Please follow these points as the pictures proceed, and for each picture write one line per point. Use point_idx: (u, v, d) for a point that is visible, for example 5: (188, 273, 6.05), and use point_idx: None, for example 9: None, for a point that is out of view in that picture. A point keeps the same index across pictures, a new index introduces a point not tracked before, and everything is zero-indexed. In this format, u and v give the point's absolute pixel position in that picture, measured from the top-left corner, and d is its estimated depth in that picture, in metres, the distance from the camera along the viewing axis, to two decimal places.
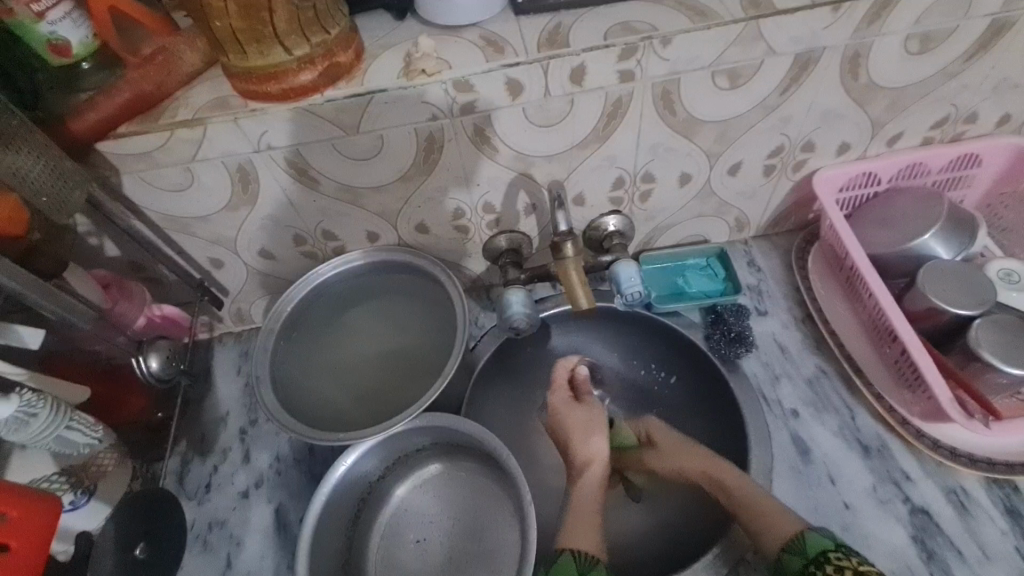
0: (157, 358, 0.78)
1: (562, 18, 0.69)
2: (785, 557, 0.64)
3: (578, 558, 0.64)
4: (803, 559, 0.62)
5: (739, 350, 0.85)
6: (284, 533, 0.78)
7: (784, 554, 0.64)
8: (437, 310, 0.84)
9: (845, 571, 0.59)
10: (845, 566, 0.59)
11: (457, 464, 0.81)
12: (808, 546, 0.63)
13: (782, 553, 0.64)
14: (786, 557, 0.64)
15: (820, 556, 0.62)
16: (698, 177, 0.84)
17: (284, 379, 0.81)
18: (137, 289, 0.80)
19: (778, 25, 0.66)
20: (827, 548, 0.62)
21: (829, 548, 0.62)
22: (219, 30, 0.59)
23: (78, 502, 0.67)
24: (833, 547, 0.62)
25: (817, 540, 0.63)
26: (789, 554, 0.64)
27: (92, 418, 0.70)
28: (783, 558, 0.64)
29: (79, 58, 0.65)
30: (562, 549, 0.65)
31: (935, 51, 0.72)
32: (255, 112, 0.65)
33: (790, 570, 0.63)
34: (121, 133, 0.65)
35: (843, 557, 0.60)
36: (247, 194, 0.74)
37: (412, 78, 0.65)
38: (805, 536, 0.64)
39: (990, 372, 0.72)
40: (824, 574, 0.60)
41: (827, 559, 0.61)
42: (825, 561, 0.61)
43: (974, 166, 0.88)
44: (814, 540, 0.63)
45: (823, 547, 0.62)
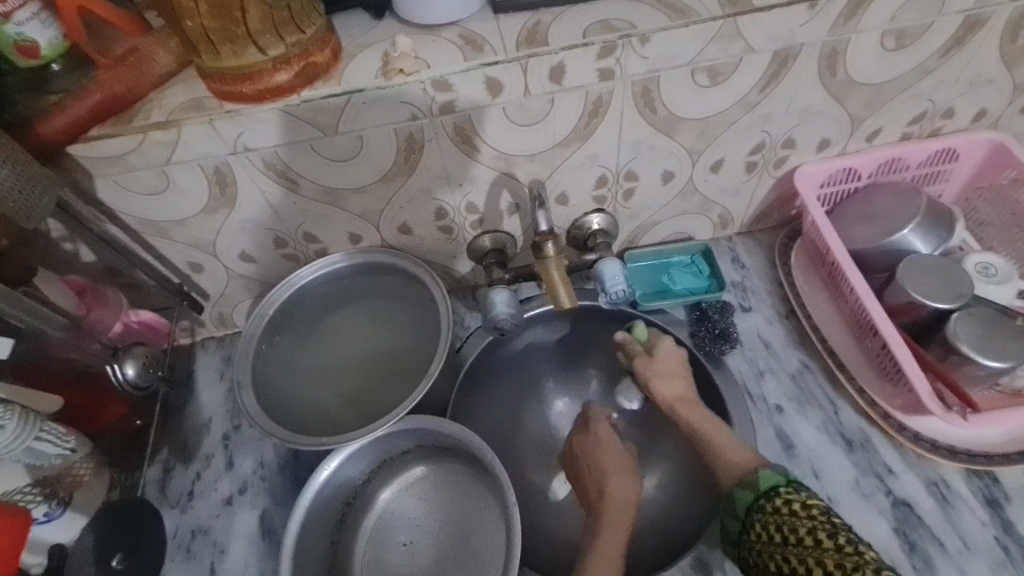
0: (134, 366, 0.76)
1: (541, 16, 0.69)
2: (739, 491, 0.65)
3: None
4: (754, 493, 0.64)
5: (723, 347, 0.86)
6: (269, 540, 0.77)
7: (738, 488, 0.66)
8: (421, 311, 0.84)
9: (793, 503, 0.60)
10: (794, 498, 0.60)
11: (443, 466, 0.81)
12: (761, 481, 0.64)
13: (735, 488, 0.66)
14: (739, 491, 0.65)
15: (770, 491, 0.62)
16: (681, 175, 0.84)
17: (268, 384, 0.80)
18: (114, 295, 0.79)
19: (756, 22, 0.67)
20: (778, 484, 0.63)
21: (781, 484, 0.63)
22: (190, 29, 0.58)
23: (52, 514, 0.67)
24: (784, 483, 0.63)
25: (769, 476, 0.64)
26: (742, 489, 0.65)
27: (64, 428, 0.69)
28: (737, 492, 0.65)
29: (49, 59, 0.64)
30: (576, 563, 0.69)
31: (910, 48, 0.73)
32: (230, 112, 0.64)
33: (741, 502, 0.64)
34: (92, 136, 0.64)
35: (792, 491, 0.61)
36: (225, 196, 0.73)
37: (390, 78, 0.65)
38: (759, 473, 0.65)
39: (969, 364, 0.73)
40: (773, 505, 0.61)
41: (776, 493, 0.61)
42: (774, 495, 0.61)
43: (951, 161, 0.89)
44: (767, 476, 0.64)
45: (775, 483, 0.62)
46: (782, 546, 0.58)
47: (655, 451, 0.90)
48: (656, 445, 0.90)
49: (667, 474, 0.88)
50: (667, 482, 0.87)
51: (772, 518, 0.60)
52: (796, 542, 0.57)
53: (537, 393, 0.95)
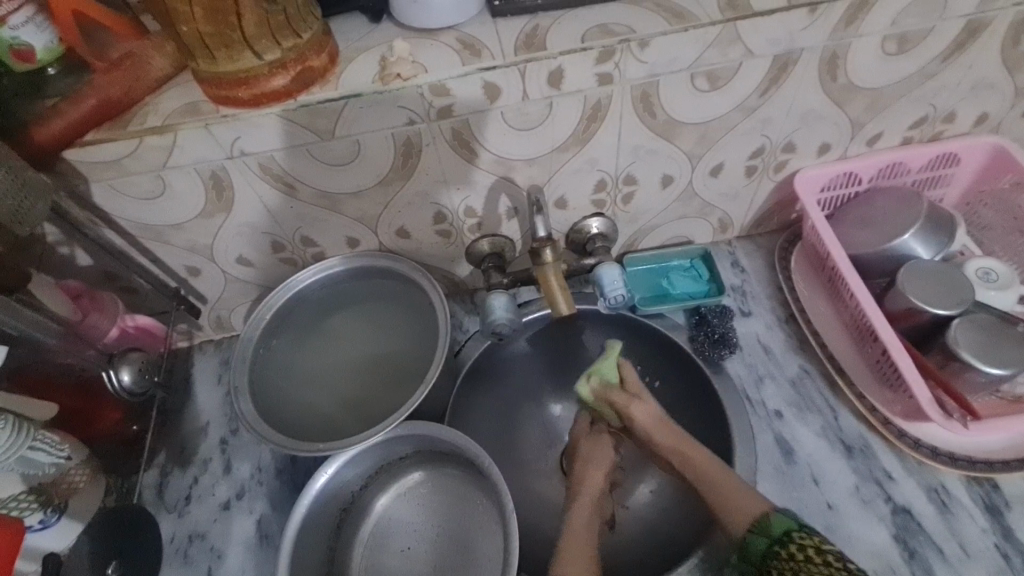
0: (129, 371, 0.75)
1: (539, 21, 0.68)
2: (750, 538, 0.63)
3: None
4: (767, 538, 0.62)
5: (723, 352, 0.85)
6: (266, 545, 0.77)
7: (749, 535, 0.63)
8: (419, 315, 0.83)
9: (808, 550, 0.58)
10: (809, 545, 0.59)
11: (441, 472, 0.80)
12: (772, 525, 0.62)
13: (747, 534, 0.64)
14: (752, 537, 0.63)
15: (783, 536, 0.61)
16: (680, 179, 0.84)
17: (266, 389, 0.79)
18: (110, 299, 0.79)
19: (756, 27, 0.66)
20: (790, 528, 0.61)
21: (794, 528, 0.61)
22: (186, 34, 0.58)
23: (48, 520, 0.66)
24: (797, 526, 0.61)
25: (782, 520, 0.62)
26: (754, 535, 0.63)
27: (58, 437, 0.69)
28: (749, 538, 0.63)
29: (45, 63, 0.64)
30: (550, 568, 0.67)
31: (912, 52, 0.72)
32: (226, 117, 0.64)
33: (755, 550, 0.62)
34: (87, 141, 0.63)
35: (806, 536, 0.59)
36: (222, 201, 0.73)
37: (387, 83, 0.64)
38: (769, 516, 0.63)
39: (970, 371, 0.72)
40: (788, 553, 0.59)
41: (790, 539, 0.60)
42: (788, 541, 0.60)
43: (952, 165, 0.89)
44: (779, 519, 0.62)
45: (788, 528, 0.61)
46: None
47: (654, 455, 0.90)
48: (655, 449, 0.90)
49: (666, 479, 0.87)
50: (665, 487, 0.87)
51: (789, 569, 0.58)
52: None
53: (535, 397, 0.95)
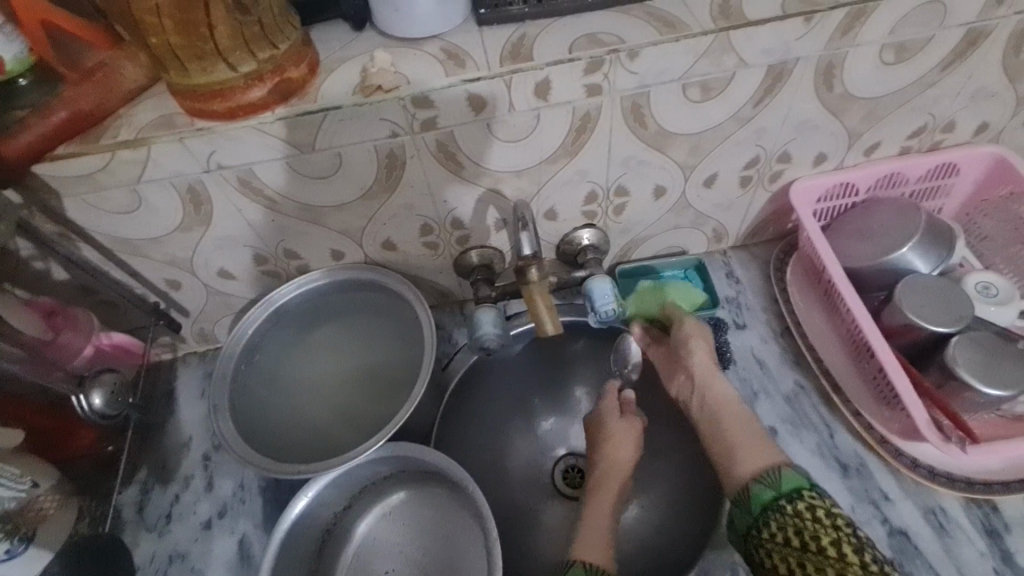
0: (101, 394, 0.73)
1: (527, 30, 0.66)
2: (756, 487, 0.55)
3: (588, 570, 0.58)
4: (775, 491, 0.54)
5: (715, 369, 0.84)
6: (247, 566, 0.75)
7: (755, 484, 0.55)
8: (406, 330, 0.81)
9: (817, 511, 0.51)
10: (818, 506, 0.52)
11: (424, 491, 0.78)
12: (782, 481, 0.54)
13: (750, 483, 0.56)
14: (755, 488, 0.55)
15: (792, 493, 0.53)
16: (673, 190, 0.82)
17: (247, 408, 0.77)
18: (84, 316, 0.76)
19: (749, 36, 0.64)
20: (801, 486, 0.54)
21: (805, 485, 0.54)
22: (157, 46, 0.55)
23: (14, 550, 0.64)
24: (807, 485, 0.54)
25: (793, 477, 0.55)
26: (759, 485, 0.55)
27: (19, 470, 0.67)
28: (751, 488, 0.56)
29: (14, 74, 0.61)
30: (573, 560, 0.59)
31: (910, 61, 0.70)
32: (201, 130, 0.62)
33: (757, 499, 0.55)
34: (58, 154, 0.61)
35: (817, 497, 0.53)
36: (200, 214, 0.71)
37: (367, 94, 0.62)
38: (779, 471, 0.55)
39: (968, 391, 0.70)
40: (795, 509, 0.52)
41: (800, 497, 0.53)
42: (797, 498, 0.53)
43: (951, 176, 0.87)
44: (790, 475, 0.55)
45: (800, 485, 0.53)
46: (801, 554, 0.49)
47: (648, 471, 0.88)
48: (648, 465, 0.88)
49: (658, 496, 0.86)
50: (657, 504, 0.85)
51: (794, 525, 0.51)
52: (816, 551, 0.49)
53: (526, 410, 0.93)
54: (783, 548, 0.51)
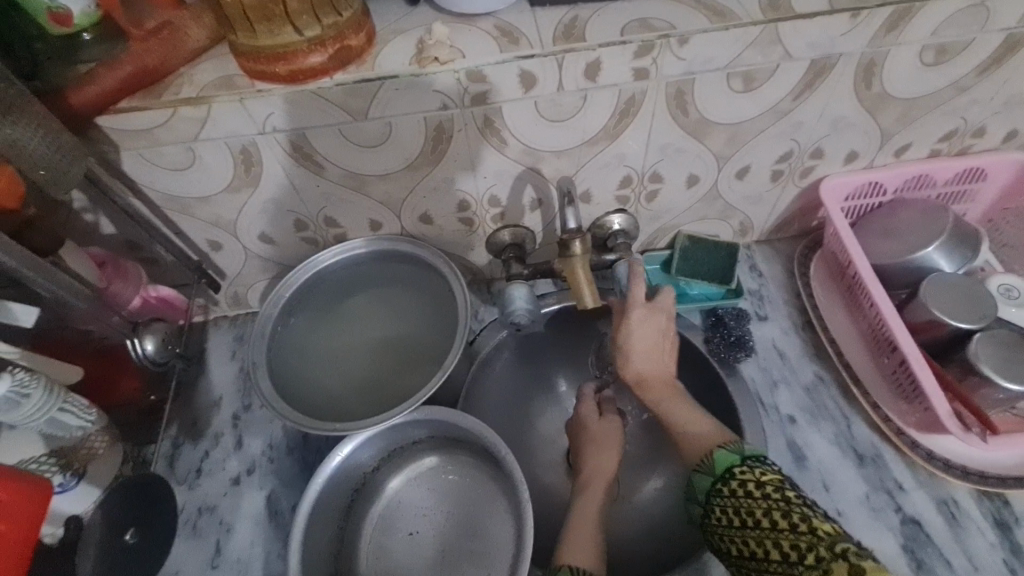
0: (153, 341, 0.74)
1: (579, 12, 0.68)
2: (696, 478, 0.57)
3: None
4: (712, 477, 0.55)
5: (738, 355, 0.85)
6: (275, 521, 0.77)
7: (693, 474, 0.57)
8: (437, 301, 0.83)
9: (748, 485, 0.52)
10: (750, 479, 0.52)
11: (453, 459, 0.81)
12: (716, 464, 0.56)
13: (693, 474, 0.58)
14: (698, 478, 0.57)
15: (726, 473, 0.54)
16: (706, 179, 0.84)
17: (281, 366, 0.80)
18: (134, 268, 0.79)
19: (797, 30, 0.66)
20: (733, 464, 0.55)
21: (736, 463, 0.54)
22: (228, 5, 0.58)
23: (66, 484, 0.67)
24: (738, 461, 0.55)
25: (725, 456, 0.56)
26: (701, 475, 0.57)
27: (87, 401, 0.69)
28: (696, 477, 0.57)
29: (81, 27, 0.62)
30: (561, 566, 0.61)
31: (950, 63, 0.72)
32: (262, 92, 0.64)
33: (700, 489, 0.56)
34: (122, 107, 0.63)
35: (747, 471, 0.53)
36: (249, 176, 0.73)
37: (424, 66, 0.64)
38: (713, 454, 0.57)
39: (988, 386, 0.73)
40: (729, 490, 0.53)
41: (733, 476, 0.54)
42: (730, 478, 0.54)
43: (978, 180, 0.88)
44: (721, 456, 0.56)
45: (729, 464, 0.54)
46: (745, 532, 0.51)
47: (662, 452, 0.90)
48: (664, 447, 0.90)
49: (676, 476, 0.88)
50: (673, 485, 0.87)
51: (732, 505, 0.52)
52: (755, 526, 0.50)
53: (546, 390, 0.95)
54: (729, 532, 0.52)
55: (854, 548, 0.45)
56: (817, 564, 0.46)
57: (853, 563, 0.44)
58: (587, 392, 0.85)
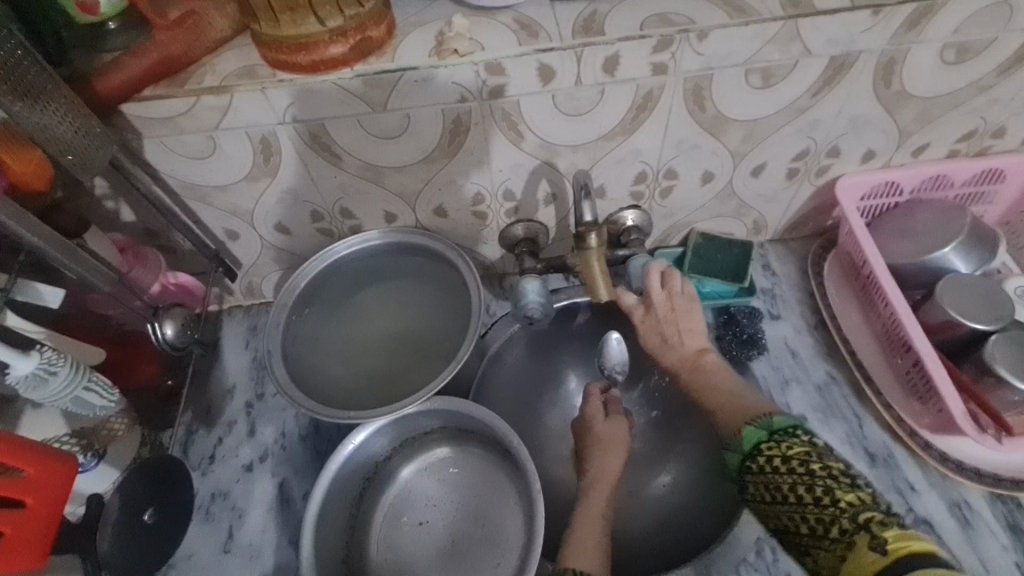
0: (173, 326, 0.75)
1: (598, 6, 0.68)
2: (728, 454, 0.59)
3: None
4: (741, 454, 0.57)
5: (751, 352, 0.86)
6: (287, 508, 0.78)
7: (726, 449, 0.60)
8: (453, 291, 0.83)
9: (775, 461, 0.54)
10: (777, 454, 0.54)
11: (464, 450, 0.81)
12: (746, 441, 0.57)
13: (725, 451, 0.60)
14: (729, 454, 0.59)
15: (754, 450, 0.56)
16: (721, 176, 0.84)
17: (295, 355, 0.80)
18: (153, 255, 0.80)
19: (818, 26, 0.66)
20: (760, 440, 0.56)
21: (763, 438, 0.56)
22: None
23: (87, 464, 0.67)
24: (766, 437, 0.56)
25: (752, 433, 0.57)
26: (732, 451, 0.59)
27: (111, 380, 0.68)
28: (728, 454, 0.60)
29: (107, 17, 0.64)
30: (564, 570, 0.61)
31: (971, 62, 0.71)
32: (283, 81, 0.64)
33: (732, 465, 0.58)
34: (146, 95, 0.64)
35: (774, 447, 0.55)
36: (268, 165, 0.74)
37: (443, 58, 0.64)
38: (742, 431, 0.59)
39: (1004, 387, 0.72)
40: (757, 466, 0.55)
41: (760, 452, 0.55)
42: (757, 454, 0.55)
43: (997, 182, 0.88)
44: (750, 432, 0.58)
45: (756, 440, 0.56)
46: (775, 506, 0.53)
47: (671, 449, 0.90)
48: (674, 444, 0.90)
49: (686, 473, 0.88)
50: (681, 482, 0.88)
51: (759, 481, 0.54)
52: (785, 501, 0.52)
53: (557, 385, 0.95)
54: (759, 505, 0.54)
55: (879, 517, 0.48)
56: (842, 536, 0.48)
57: (876, 534, 0.47)
58: (594, 390, 0.86)
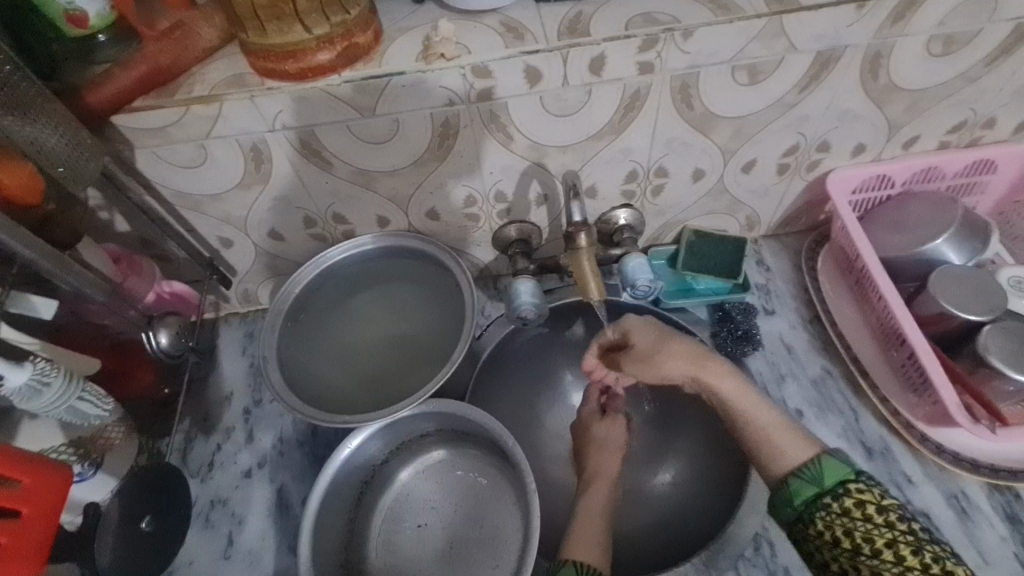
0: (167, 335, 0.77)
1: (583, 7, 0.68)
2: (797, 483, 0.60)
3: (580, 571, 0.59)
4: (818, 487, 0.58)
5: (746, 348, 0.86)
6: (286, 513, 0.78)
7: (796, 477, 0.60)
8: (445, 294, 0.84)
9: (868, 507, 0.55)
10: (867, 500, 0.56)
11: (461, 452, 0.82)
12: (827, 474, 0.59)
13: (792, 478, 0.60)
14: (799, 482, 0.59)
15: (838, 487, 0.57)
16: (712, 174, 0.84)
17: (292, 361, 0.80)
18: (148, 264, 0.80)
19: (802, 22, 0.66)
20: (847, 478, 0.58)
21: (850, 478, 0.58)
22: (239, 4, 0.59)
23: (85, 473, 0.68)
24: (855, 478, 0.58)
25: (837, 467, 0.59)
26: (802, 481, 0.59)
27: (103, 389, 0.69)
28: (794, 483, 0.60)
29: (97, 30, 0.64)
30: (565, 561, 0.61)
31: (957, 54, 0.72)
32: (272, 89, 0.65)
33: (799, 496, 0.59)
34: (137, 106, 0.65)
35: (865, 491, 0.56)
36: (260, 173, 0.74)
37: (430, 62, 0.65)
38: (822, 461, 0.60)
39: (998, 378, 0.72)
40: (842, 507, 0.56)
41: (846, 492, 0.57)
42: (843, 494, 0.57)
43: (988, 173, 0.88)
44: (835, 467, 0.59)
45: (846, 478, 0.57)
46: (856, 554, 0.55)
47: (669, 446, 0.90)
48: (671, 441, 0.90)
49: (684, 471, 0.88)
50: (680, 479, 0.88)
51: (841, 523, 0.56)
52: (870, 551, 0.54)
53: (553, 384, 0.95)
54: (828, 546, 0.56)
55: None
56: None
57: None
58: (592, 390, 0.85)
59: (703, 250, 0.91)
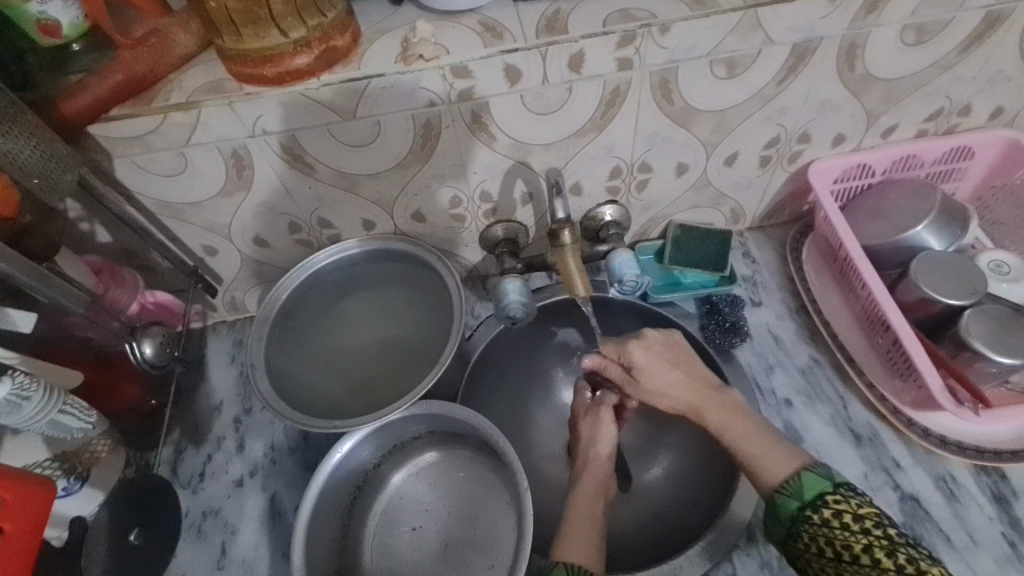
0: (151, 344, 0.75)
1: (561, 5, 0.69)
2: (781, 498, 0.61)
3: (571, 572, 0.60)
4: (800, 500, 0.60)
5: (734, 340, 0.86)
6: (279, 521, 0.78)
7: (778, 493, 0.61)
8: (433, 296, 0.84)
9: (845, 516, 0.57)
10: (844, 509, 0.57)
11: (453, 453, 0.82)
12: (805, 487, 0.60)
13: (776, 493, 0.62)
14: (781, 498, 0.61)
15: (816, 499, 0.59)
16: (695, 167, 0.84)
17: (280, 368, 0.79)
18: (130, 276, 0.80)
19: (776, 14, 0.66)
20: (824, 490, 0.59)
21: (828, 490, 0.59)
22: (213, 10, 0.59)
23: (71, 488, 0.68)
24: (830, 489, 0.59)
25: (814, 480, 0.60)
26: (785, 496, 0.61)
27: (86, 402, 0.69)
28: (779, 497, 0.61)
29: (70, 39, 0.63)
30: (556, 564, 0.62)
31: (930, 43, 0.73)
32: (250, 95, 0.64)
33: (785, 510, 0.60)
34: (113, 115, 0.64)
35: (842, 501, 0.58)
36: (242, 179, 0.74)
37: (409, 64, 0.65)
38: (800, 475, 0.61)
39: (981, 360, 0.73)
40: (821, 517, 0.58)
41: (824, 503, 0.58)
42: (822, 505, 0.58)
43: (966, 159, 0.89)
44: (812, 479, 0.60)
45: (822, 490, 0.59)
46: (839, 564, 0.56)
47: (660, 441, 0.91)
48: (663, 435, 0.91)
49: (676, 464, 0.89)
50: (673, 472, 0.88)
51: (820, 533, 0.57)
52: (851, 559, 0.55)
53: (545, 383, 0.95)
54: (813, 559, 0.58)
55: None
56: None
57: None
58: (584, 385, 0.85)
59: (689, 244, 0.92)
